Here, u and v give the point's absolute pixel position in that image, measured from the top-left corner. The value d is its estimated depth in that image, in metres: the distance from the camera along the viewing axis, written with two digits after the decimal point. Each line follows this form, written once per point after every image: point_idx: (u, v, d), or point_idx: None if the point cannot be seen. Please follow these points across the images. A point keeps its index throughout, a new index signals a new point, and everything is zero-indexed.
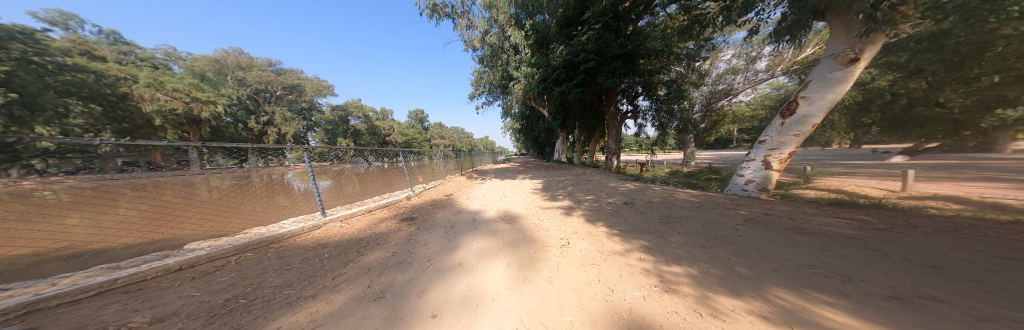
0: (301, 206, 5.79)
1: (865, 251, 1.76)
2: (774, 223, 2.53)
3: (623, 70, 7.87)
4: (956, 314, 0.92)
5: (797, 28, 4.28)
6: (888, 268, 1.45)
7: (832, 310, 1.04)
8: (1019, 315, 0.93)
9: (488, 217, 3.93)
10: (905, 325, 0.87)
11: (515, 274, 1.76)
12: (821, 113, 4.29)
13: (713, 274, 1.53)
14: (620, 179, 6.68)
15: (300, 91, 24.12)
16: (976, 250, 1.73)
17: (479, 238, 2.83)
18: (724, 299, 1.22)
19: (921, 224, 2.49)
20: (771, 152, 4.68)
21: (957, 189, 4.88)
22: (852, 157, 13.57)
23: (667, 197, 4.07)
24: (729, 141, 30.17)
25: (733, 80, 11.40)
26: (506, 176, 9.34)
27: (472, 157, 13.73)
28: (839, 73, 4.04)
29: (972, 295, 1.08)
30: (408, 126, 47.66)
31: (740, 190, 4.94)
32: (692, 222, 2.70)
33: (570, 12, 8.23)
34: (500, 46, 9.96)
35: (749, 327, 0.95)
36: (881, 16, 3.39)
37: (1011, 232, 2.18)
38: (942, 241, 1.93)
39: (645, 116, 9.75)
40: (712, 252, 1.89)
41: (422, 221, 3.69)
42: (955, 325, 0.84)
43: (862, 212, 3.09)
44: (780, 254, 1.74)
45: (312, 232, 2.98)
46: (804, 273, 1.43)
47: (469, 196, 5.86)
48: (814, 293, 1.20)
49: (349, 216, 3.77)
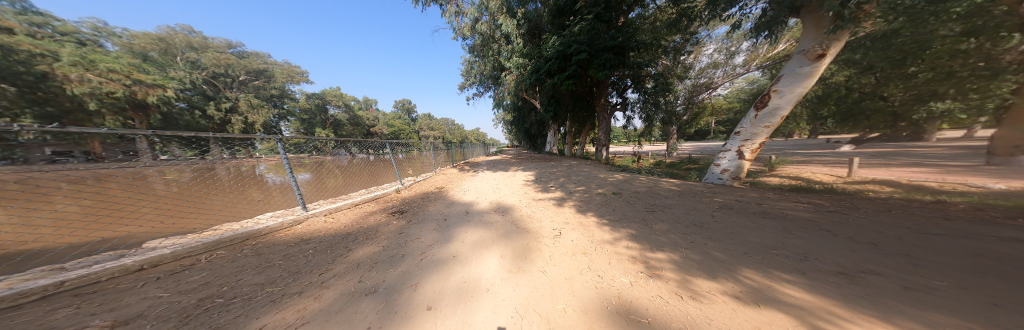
0: (277, 201, 5.42)
1: (819, 231, 2.01)
2: (744, 209, 2.79)
3: (613, 63, 7.93)
4: (889, 285, 1.11)
5: (773, 25, 4.59)
6: (837, 246, 1.67)
7: (791, 288, 1.19)
8: (935, 282, 1.13)
9: (481, 209, 3.93)
10: (850, 301, 1.01)
11: (510, 265, 1.79)
12: (789, 106, 4.68)
13: (692, 259, 1.67)
14: (609, 170, 6.95)
15: (268, 77, 21.91)
16: (906, 228, 2.03)
17: (473, 230, 2.83)
18: (701, 282, 1.34)
19: (864, 206, 2.88)
20: (745, 142, 5.07)
21: (888, 174, 5.66)
22: (809, 146, 15.12)
23: (652, 187, 4.31)
24: (705, 132, 32.25)
25: (714, 74, 12.01)
26: (498, 168, 9.35)
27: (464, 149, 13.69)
28: (807, 69, 4.39)
29: (899, 267, 1.29)
30: (394, 117, 45.76)
31: (716, 179, 5.30)
32: (675, 209, 2.89)
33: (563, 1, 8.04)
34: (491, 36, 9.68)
35: (723, 306, 1.07)
36: (850, 14, 3.66)
37: (931, 211, 2.59)
38: (880, 221, 2.26)
39: (633, 108, 10.01)
40: (692, 238, 2.05)
41: (415, 213, 3.66)
42: (886, 296, 1.02)
43: (818, 196, 3.49)
44: (749, 238, 1.93)
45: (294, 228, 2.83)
46: (768, 254, 1.61)
47: (461, 188, 5.84)
48: (777, 273, 1.35)
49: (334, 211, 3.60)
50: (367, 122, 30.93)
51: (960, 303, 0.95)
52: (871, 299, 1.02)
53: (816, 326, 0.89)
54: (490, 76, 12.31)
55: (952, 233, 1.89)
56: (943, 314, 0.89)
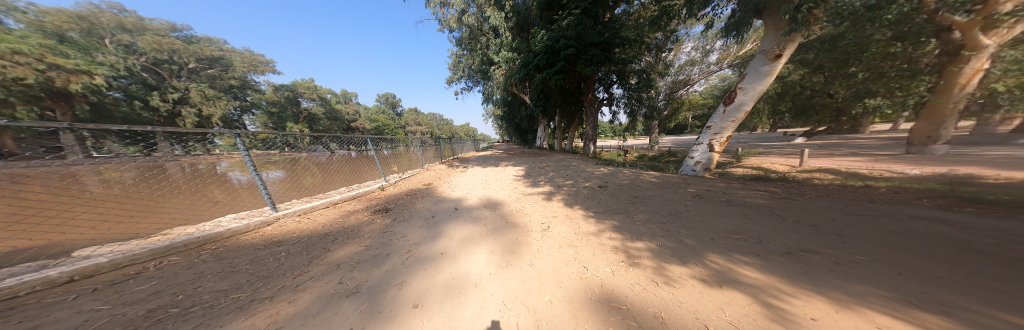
0: (244, 202, 4.98)
1: (772, 216, 2.25)
2: (713, 198, 3.02)
3: (600, 58, 8.05)
4: (825, 263, 1.28)
5: (740, 26, 4.90)
6: (786, 229, 1.88)
7: (748, 269, 1.32)
8: (860, 258, 1.32)
9: (470, 205, 3.91)
10: (794, 278, 1.15)
11: (499, 260, 1.81)
12: (752, 102, 5.08)
13: (667, 247, 1.80)
14: (595, 163, 7.18)
15: (224, 66, 19.05)
16: (841, 210, 2.33)
17: (462, 226, 2.82)
18: (674, 267, 1.45)
19: (809, 191, 3.26)
20: (714, 136, 5.44)
21: (832, 162, 6.43)
22: (770, 139, 16.66)
23: (634, 179, 4.52)
24: (684, 127, 34.17)
25: (691, 71, 12.67)
26: (488, 163, 9.26)
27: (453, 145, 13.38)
28: (766, 68, 4.77)
29: (833, 246, 1.49)
30: (377, 111, 43.44)
31: (690, 170, 5.65)
32: (654, 200, 3.07)
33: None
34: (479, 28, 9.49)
35: (692, 289, 1.17)
36: (802, 17, 4.01)
37: (861, 195, 2.98)
38: (820, 204, 2.57)
39: (618, 104, 10.33)
40: (667, 227, 2.20)
41: (400, 211, 3.56)
42: (822, 273, 1.17)
43: (774, 184, 3.88)
44: (716, 225, 2.10)
45: (262, 230, 2.64)
46: (730, 239, 1.77)
47: (450, 184, 5.74)
48: (737, 255, 1.50)
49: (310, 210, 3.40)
50: (345, 116, 29.05)
51: (880, 276, 1.12)
52: (812, 276, 1.17)
53: (770, 303, 1.01)
54: (479, 70, 12.06)
55: (876, 213, 2.19)
56: (865, 286, 1.05)
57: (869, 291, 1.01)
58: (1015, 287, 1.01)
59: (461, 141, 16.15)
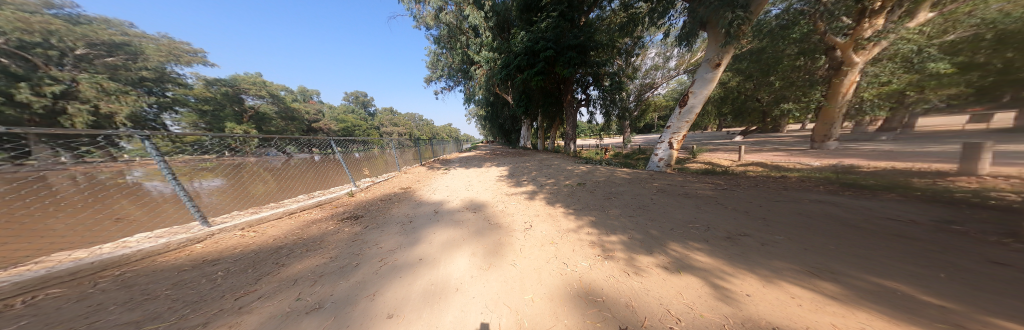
0: (165, 218, 4.05)
1: (718, 205, 2.61)
2: (673, 191, 3.39)
3: (577, 61, 8.37)
4: (757, 244, 1.54)
5: (689, 36, 5.50)
6: (728, 216, 2.20)
7: (700, 254, 1.53)
8: (779, 238, 1.61)
9: (451, 208, 3.82)
10: (732, 260, 1.36)
11: (481, 262, 1.81)
12: (700, 105, 5.77)
13: (636, 239, 1.97)
14: (575, 162, 7.50)
15: (132, 54, 13.30)
16: (768, 197, 2.81)
17: (443, 230, 2.74)
18: (642, 257, 1.61)
19: (747, 182, 3.83)
20: (673, 135, 6.05)
21: (763, 157, 7.67)
22: (717, 137, 19.24)
23: (609, 176, 4.85)
24: (650, 126, 37.63)
25: (655, 75, 13.92)
26: (471, 165, 9.03)
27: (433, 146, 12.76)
28: (710, 75, 5.45)
29: (762, 230, 1.79)
30: (344, 110, 39.60)
31: (655, 166, 6.22)
32: (625, 196, 3.33)
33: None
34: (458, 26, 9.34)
35: (657, 278, 1.31)
36: (735, 32, 4.69)
37: (784, 184, 3.61)
38: (755, 193, 3.05)
39: (595, 104, 10.87)
40: (637, 220, 2.41)
41: (374, 217, 3.34)
42: (753, 253, 1.40)
43: (720, 177, 4.48)
44: (676, 215, 2.37)
45: (189, 249, 2.24)
46: (686, 228, 2.01)
47: (431, 188, 5.53)
48: (692, 242, 1.71)
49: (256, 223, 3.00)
50: (305, 116, 25.66)
51: (794, 252, 1.38)
52: (747, 257, 1.39)
53: (716, 283, 1.18)
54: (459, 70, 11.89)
55: (792, 199, 2.68)
56: (783, 262, 1.29)
57: (785, 265, 1.25)
58: (880, 254, 1.32)
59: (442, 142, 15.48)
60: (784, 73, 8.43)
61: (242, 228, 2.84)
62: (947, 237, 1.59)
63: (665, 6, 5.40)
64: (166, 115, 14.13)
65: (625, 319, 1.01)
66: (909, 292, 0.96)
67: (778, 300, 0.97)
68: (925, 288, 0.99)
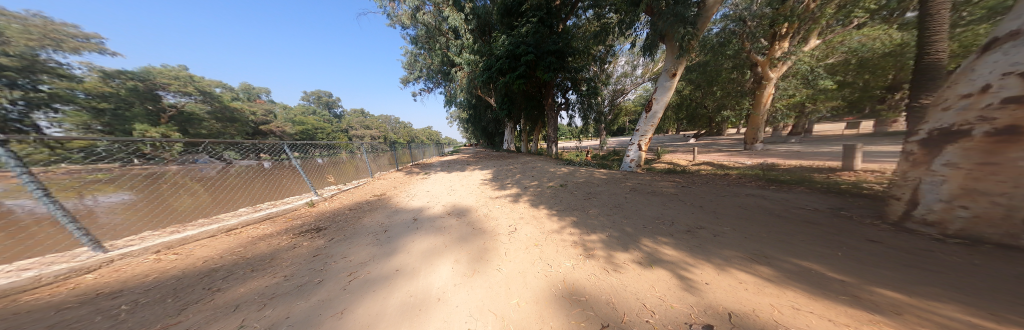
0: (29, 246, 3.00)
1: (679, 201, 2.99)
2: (643, 189, 3.79)
3: (556, 66, 8.67)
4: (711, 235, 1.86)
5: (650, 48, 6.09)
6: (688, 211, 2.55)
7: (667, 247, 1.78)
8: (725, 230, 1.95)
9: (432, 214, 3.71)
10: (691, 252, 1.63)
11: (464, 269, 1.81)
12: (661, 110, 6.47)
13: (614, 236, 2.19)
14: (557, 164, 7.79)
15: None
16: (716, 192, 3.33)
17: (423, 238, 2.65)
18: (619, 254, 1.82)
19: (700, 180, 4.46)
20: (640, 137, 6.67)
21: (712, 157, 8.95)
22: (677, 139, 21.76)
23: (587, 177, 5.17)
24: (622, 130, 41.01)
25: (626, 83, 15.17)
26: (453, 169, 8.76)
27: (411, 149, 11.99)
28: (668, 83, 6.12)
29: (714, 223, 2.13)
30: (302, 110, 34.94)
31: (627, 167, 6.82)
32: (603, 195, 3.60)
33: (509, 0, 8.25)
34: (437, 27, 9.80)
35: (633, 272, 1.52)
36: (687, 46, 5.37)
37: (727, 181, 4.28)
38: (706, 189, 3.58)
39: (574, 108, 11.36)
40: (613, 218, 2.65)
41: (343, 228, 3.06)
42: (708, 245, 1.70)
43: (680, 176, 5.11)
44: (646, 212, 2.67)
45: (76, 281, 1.75)
46: (656, 223, 2.28)
47: (410, 194, 5.25)
48: (660, 237, 1.97)
49: (177, 244, 2.54)
50: (251, 118, 20.85)
51: (738, 240, 1.70)
52: (704, 248, 1.67)
53: (681, 274, 1.40)
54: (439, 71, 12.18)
55: (734, 193, 3.22)
56: (730, 250, 1.59)
57: (732, 253, 1.54)
58: (793, 238, 1.71)
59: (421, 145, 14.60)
60: (723, 84, 10.22)
61: (157, 251, 2.37)
62: (838, 221, 2.12)
63: (631, 18, 5.92)
64: (34, 112, 10.35)
65: (607, 316, 1.13)
66: (818, 270, 1.26)
67: (729, 285, 1.20)
68: (823, 264, 1.32)
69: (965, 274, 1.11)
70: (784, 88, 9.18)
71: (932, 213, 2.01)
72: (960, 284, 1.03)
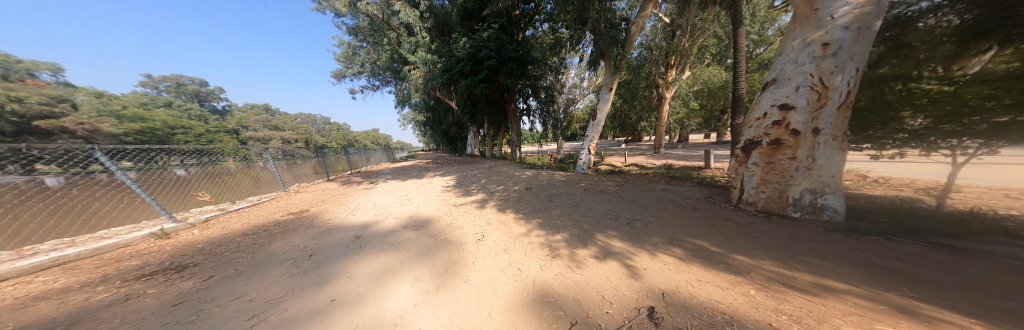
0: None
1: (620, 198, 3.71)
2: (594, 189, 4.48)
3: (517, 73, 9.09)
4: (645, 226, 2.51)
5: (593, 63, 7.07)
6: (627, 206, 3.22)
7: (615, 240, 2.31)
8: (652, 221, 2.61)
9: (383, 229, 3.26)
10: (633, 242, 2.20)
11: (427, 286, 1.72)
12: (602, 120, 7.43)
13: (575, 235, 2.57)
14: (521, 168, 8.09)
15: None
16: (643, 189, 4.31)
17: (371, 258, 2.31)
18: (580, 251, 2.19)
19: (632, 179, 5.62)
20: (589, 143, 7.66)
21: (639, 159, 11.27)
22: (613, 145, 26.21)
23: (549, 179, 5.63)
24: (576, 136, 46.00)
25: (576, 93, 16.97)
26: (408, 177, 7.76)
27: (349, 154, 10.31)
28: (606, 95, 6.96)
29: (645, 215, 2.81)
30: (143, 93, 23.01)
31: (581, 169, 7.78)
32: (564, 196, 4.06)
33: (471, 6, 9.30)
34: (385, 21, 11.22)
35: (592, 266, 1.89)
36: (618, 62, 6.44)
37: (648, 179, 5.57)
38: (637, 186, 4.58)
39: (535, 114, 11.89)
40: (573, 216, 3.08)
41: (237, 259, 2.27)
42: (644, 235, 2.31)
43: (619, 176, 6.26)
44: (599, 209, 3.22)
45: None
46: (607, 219, 2.82)
47: (349, 208, 4.45)
48: (610, 232, 2.50)
49: None
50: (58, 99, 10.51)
51: (661, 229, 2.39)
52: (640, 238, 2.27)
53: (625, 263, 1.86)
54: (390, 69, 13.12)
55: (653, 189, 4.26)
56: (656, 237, 2.25)
57: (658, 240, 2.18)
58: (689, 223, 2.51)
59: (362, 149, 12.77)
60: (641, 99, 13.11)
61: None
62: (708, 206, 3.20)
63: (577, 35, 6.90)
64: None
65: (573, 313, 1.34)
66: (708, 247, 1.95)
67: (659, 266, 1.74)
68: (708, 242, 2.04)
69: (767, 239, 2.02)
70: (675, 106, 12.65)
71: (750, 196, 3.42)
72: (768, 246, 1.89)
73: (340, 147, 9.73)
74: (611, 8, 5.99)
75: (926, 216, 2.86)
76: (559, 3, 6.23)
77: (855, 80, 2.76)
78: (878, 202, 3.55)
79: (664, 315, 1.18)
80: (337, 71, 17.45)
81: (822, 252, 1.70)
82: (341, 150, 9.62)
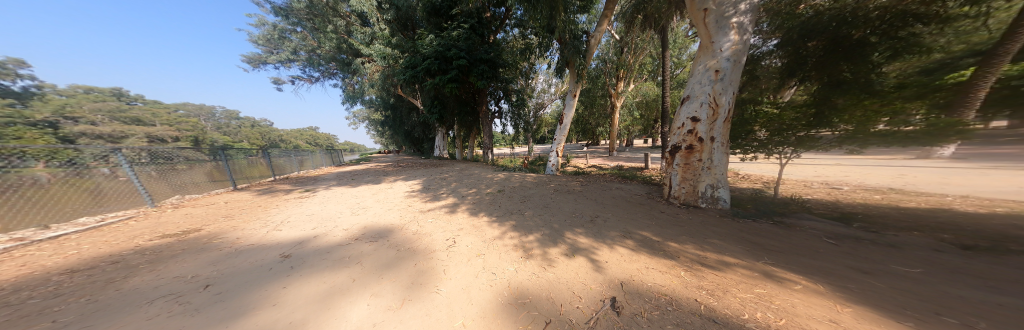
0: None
1: (584, 197, 4.11)
2: (563, 189, 4.84)
3: (488, 74, 9.41)
4: (604, 222, 2.88)
5: (560, 71, 7.52)
6: (591, 204, 3.62)
7: (581, 236, 2.60)
8: (610, 217, 3.03)
9: (327, 244, 2.72)
10: (596, 238, 2.51)
11: (390, 301, 1.54)
12: (567, 123, 7.93)
13: (546, 234, 2.75)
14: (494, 170, 8.04)
15: None
16: (603, 188, 4.90)
17: (311, 278, 1.89)
18: (551, 249, 2.38)
19: (593, 179, 6.29)
20: (555, 145, 8.16)
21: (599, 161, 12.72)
22: (577, 148, 28.67)
23: (521, 181, 5.78)
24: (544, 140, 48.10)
25: (545, 98, 17.64)
26: (361, 185, 6.72)
27: (271, 158, 8.89)
28: (570, 100, 7.45)
29: (604, 212, 3.23)
30: None
31: (551, 171, 8.20)
32: (536, 197, 4.25)
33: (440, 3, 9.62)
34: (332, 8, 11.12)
35: (561, 263, 2.08)
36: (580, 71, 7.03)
37: (605, 179, 6.35)
38: (597, 186, 5.16)
39: (506, 117, 11.90)
40: (544, 217, 3.28)
41: (51, 304, 1.45)
42: (604, 230, 2.67)
43: (582, 176, 6.90)
44: (568, 208, 3.53)
45: None
46: (574, 217, 3.13)
47: (273, 223, 3.55)
48: (577, 229, 2.79)
49: None
50: None
51: (616, 223, 2.81)
52: (600, 233, 2.62)
53: (590, 257, 2.13)
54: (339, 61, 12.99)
55: (610, 188, 4.91)
56: (613, 231, 2.64)
57: (615, 233, 2.57)
58: (638, 216, 3.02)
59: (292, 151, 10.86)
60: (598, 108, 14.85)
61: None
62: (650, 201, 3.91)
63: (545, 43, 7.37)
64: None
65: (545, 311, 1.46)
66: (651, 238, 2.41)
67: (615, 258, 2.05)
68: (651, 233, 2.51)
69: (689, 227, 2.64)
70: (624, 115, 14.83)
71: (675, 190, 4.34)
72: (688, 233, 2.51)
73: (256, 149, 8.31)
74: (575, 20, 6.54)
75: (769, 201, 4.31)
76: (529, 8, 6.39)
77: (733, 100, 3.88)
78: (752, 194, 5.02)
79: (623, 304, 1.42)
80: (246, 59, 14.16)
81: (721, 238, 2.34)
82: (257, 152, 8.21)
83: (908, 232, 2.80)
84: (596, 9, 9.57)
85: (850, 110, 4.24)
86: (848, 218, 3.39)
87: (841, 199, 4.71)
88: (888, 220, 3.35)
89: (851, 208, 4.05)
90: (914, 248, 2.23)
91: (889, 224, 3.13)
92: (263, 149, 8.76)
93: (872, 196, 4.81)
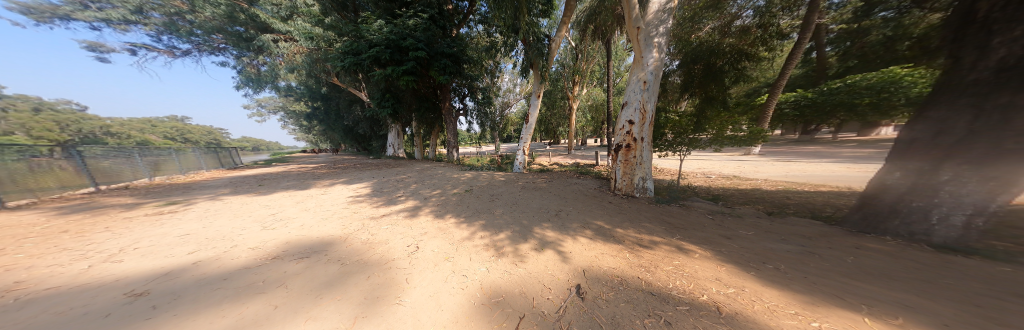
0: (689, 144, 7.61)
1: (550, 193, 4.41)
2: (531, 186, 5.06)
3: (451, 70, 8.75)
4: (567, 216, 3.21)
5: (524, 71, 7.60)
6: (556, 199, 3.94)
7: (547, 230, 2.83)
8: (571, 211, 3.38)
9: (223, 270, 2.00)
10: (561, 230, 2.78)
11: (335, 323, 1.28)
12: (530, 124, 8.19)
13: (516, 231, 2.86)
14: (460, 169, 7.62)
15: None
16: (565, 184, 5.39)
17: (198, 314, 1.36)
18: (521, 245, 2.51)
19: (556, 176, 6.82)
20: (520, 144, 8.36)
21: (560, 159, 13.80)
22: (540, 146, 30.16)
23: (489, 180, 5.69)
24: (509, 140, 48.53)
25: (510, 97, 17.65)
26: (279, 193, 5.19)
27: (87, 159, 5.78)
28: (534, 100, 7.68)
29: (567, 206, 3.59)
30: None
31: (517, 169, 8.39)
32: (506, 195, 4.31)
33: None
34: None
35: (531, 258, 2.22)
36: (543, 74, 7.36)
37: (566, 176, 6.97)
38: (560, 182, 5.63)
39: (471, 115, 11.27)
40: (513, 214, 3.38)
41: None
42: (566, 223, 2.96)
43: (547, 174, 7.37)
44: (536, 204, 3.75)
45: None
46: (541, 213, 3.35)
47: (111, 252, 2.35)
48: (544, 223, 3.01)
49: None
50: None
51: (577, 216, 3.18)
52: (563, 226, 2.89)
53: (556, 249, 2.36)
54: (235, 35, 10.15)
55: (571, 184, 5.44)
56: (575, 223, 2.98)
57: (576, 225, 2.91)
58: (594, 208, 3.49)
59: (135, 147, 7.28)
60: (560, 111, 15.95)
61: None
62: (602, 194, 4.57)
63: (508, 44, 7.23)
64: None
65: (518, 305, 1.54)
66: (603, 226, 2.85)
67: (576, 248, 2.35)
68: (604, 222, 2.96)
69: (631, 215, 3.23)
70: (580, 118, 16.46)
71: (619, 184, 5.20)
72: (629, 219, 3.08)
73: (50, 146, 5.23)
74: (537, 23, 6.81)
75: (679, 190, 5.72)
76: (492, 5, 6.30)
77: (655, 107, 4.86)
78: (670, 184, 6.53)
79: (585, 289, 1.66)
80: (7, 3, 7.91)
81: (651, 223, 2.98)
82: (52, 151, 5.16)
83: (748, 206, 4.29)
84: (556, 16, 10.12)
85: (717, 118, 6.13)
86: (721, 199, 4.88)
87: (718, 186, 6.69)
88: (740, 199, 5.00)
89: (723, 191, 5.83)
90: (749, 217, 3.46)
91: (740, 202, 4.69)
92: (65, 145, 5.55)
93: (733, 183, 7.02)
